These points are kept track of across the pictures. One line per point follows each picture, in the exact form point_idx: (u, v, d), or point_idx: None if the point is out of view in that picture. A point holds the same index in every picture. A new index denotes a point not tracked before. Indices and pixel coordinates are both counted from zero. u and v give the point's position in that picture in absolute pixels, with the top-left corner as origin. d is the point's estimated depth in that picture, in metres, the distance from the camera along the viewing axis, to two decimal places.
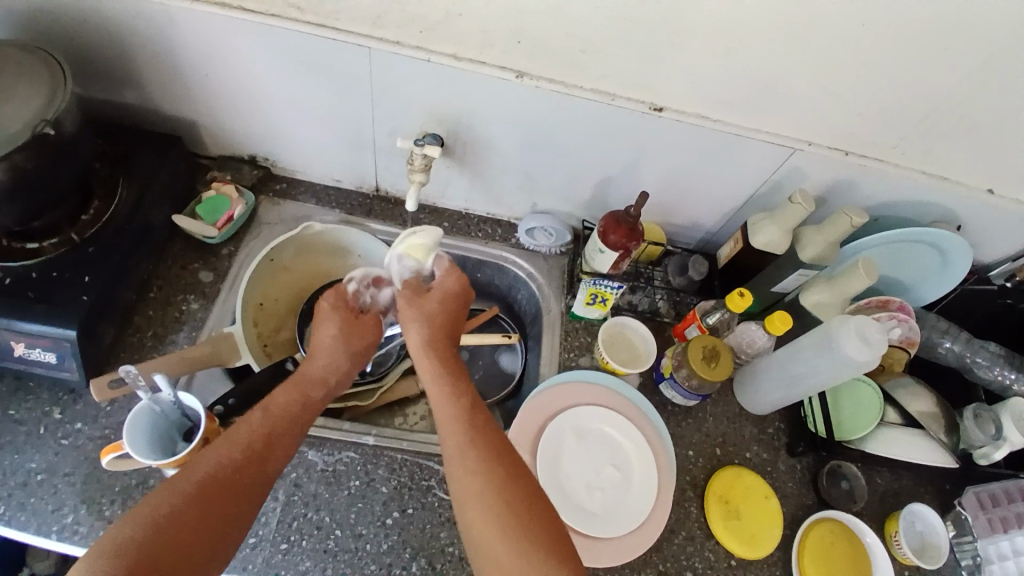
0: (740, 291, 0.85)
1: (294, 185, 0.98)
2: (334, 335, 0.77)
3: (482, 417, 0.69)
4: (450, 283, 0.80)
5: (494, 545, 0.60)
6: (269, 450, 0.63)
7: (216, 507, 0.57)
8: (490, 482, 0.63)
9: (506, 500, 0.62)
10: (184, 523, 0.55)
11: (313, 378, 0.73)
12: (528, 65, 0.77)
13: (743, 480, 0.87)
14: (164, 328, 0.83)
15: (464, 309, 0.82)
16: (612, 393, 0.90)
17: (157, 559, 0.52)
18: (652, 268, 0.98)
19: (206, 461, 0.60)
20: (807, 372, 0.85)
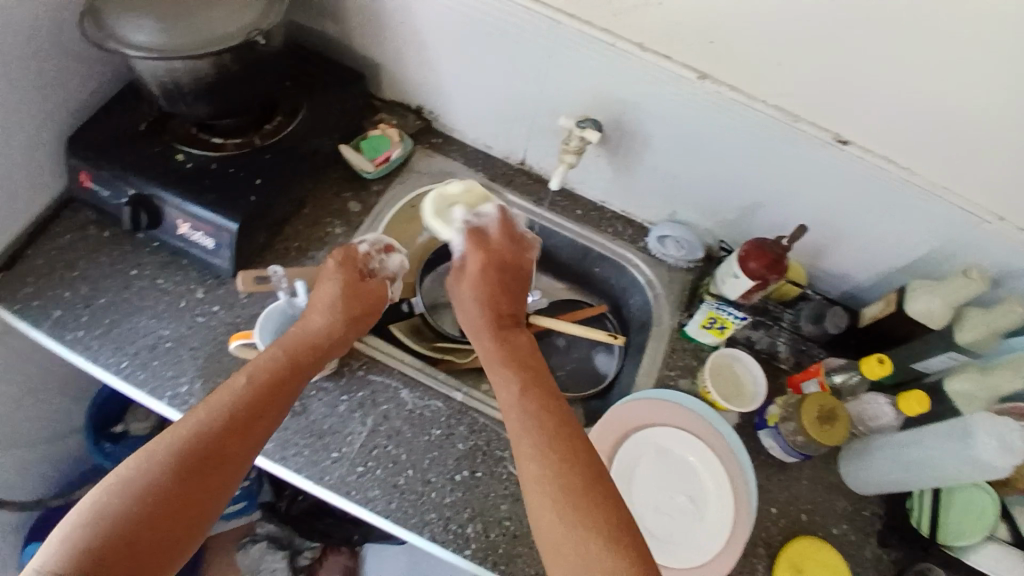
0: (881, 357, 0.79)
1: (448, 142, 1.02)
2: (328, 297, 0.75)
3: (546, 411, 0.67)
4: (475, 264, 0.80)
5: (569, 554, 0.59)
6: (251, 425, 0.63)
7: (196, 482, 0.59)
8: (561, 486, 0.62)
9: (576, 506, 0.60)
10: (163, 493, 0.57)
11: (300, 342, 0.71)
12: (713, 68, 0.75)
13: (823, 555, 0.80)
14: (307, 244, 0.90)
15: (510, 281, 0.82)
16: (706, 424, 0.85)
17: (131, 535, 0.54)
18: (782, 308, 0.91)
19: (183, 431, 0.61)
20: (920, 462, 0.76)
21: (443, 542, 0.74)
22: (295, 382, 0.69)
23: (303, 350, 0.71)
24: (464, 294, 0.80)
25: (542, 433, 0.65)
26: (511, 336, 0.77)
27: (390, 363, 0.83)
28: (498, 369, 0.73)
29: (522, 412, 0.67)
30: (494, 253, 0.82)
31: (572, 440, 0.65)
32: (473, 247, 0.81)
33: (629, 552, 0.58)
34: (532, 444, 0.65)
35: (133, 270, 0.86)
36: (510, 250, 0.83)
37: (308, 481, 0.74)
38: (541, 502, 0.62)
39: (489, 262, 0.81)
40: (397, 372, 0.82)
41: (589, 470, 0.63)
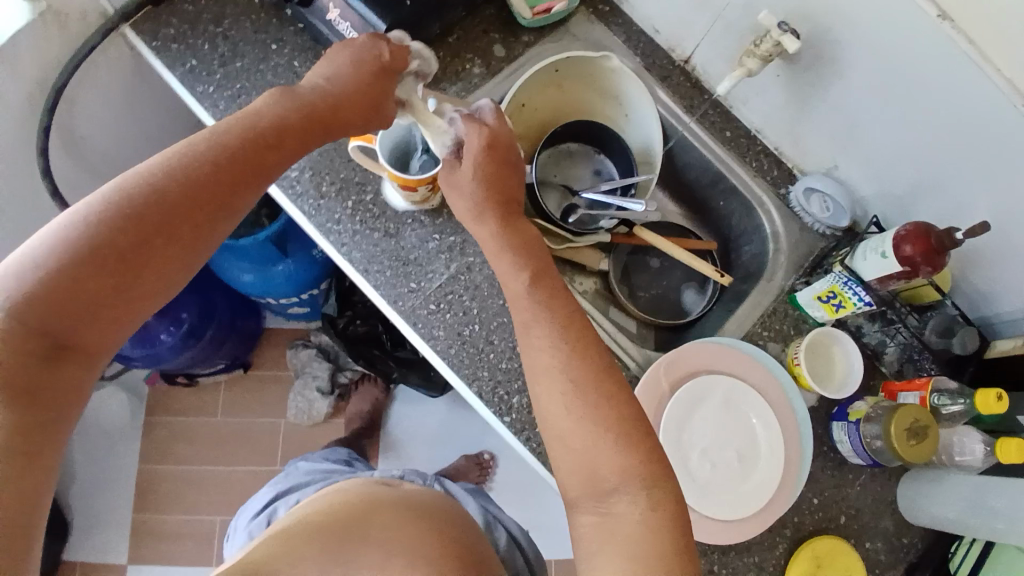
0: (1000, 394, 0.71)
1: (615, 13, 0.92)
2: (337, 70, 0.65)
3: (555, 299, 0.65)
4: (477, 142, 0.68)
5: (581, 447, 0.58)
6: (243, 166, 0.58)
7: (187, 204, 0.54)
8: (568, 377, 0.60)
9: (581, 399, 0.59)
10: (160, 207, 0.52)
11: (305, 107, 0.63)
12: (960, 6, 0.61)
13: (851, 560, 0.77)
14: (443, 73, 0.85)
15: (513, 170, 0.71)
16: (781, 394, 0.80)
17: (153, 193, 0.52)
18: (908, 310, 0.82)
19: (179, 166, 0.55)
20: (1001, 511, 0.72)
21: (487, 400, 0.75)
22: (303, 141, 0.62)
23: (313, 113, 0.63)
24: (460, 180, 0.69)
25: (552, 320, 0.63)
26: (512, 224, 0.69)
27: None
28: (501, 258, 0.68)
29: (532, 302, 0.64)
30: (490, 136, 0.68)
31: (578, 322, 0.63)
32: (473, 128, 0.68)
33: (642, 452, 0.58)
34: (540, 335, 0.63)
35: (271, 44, 0.83)
36: (506, 129, 0.70)
37: (382, 300, 0.75)
38: (552, 404, 0.60)
39: (485, 146, 0.68)
40: None
41: (599, 362, 0.61)
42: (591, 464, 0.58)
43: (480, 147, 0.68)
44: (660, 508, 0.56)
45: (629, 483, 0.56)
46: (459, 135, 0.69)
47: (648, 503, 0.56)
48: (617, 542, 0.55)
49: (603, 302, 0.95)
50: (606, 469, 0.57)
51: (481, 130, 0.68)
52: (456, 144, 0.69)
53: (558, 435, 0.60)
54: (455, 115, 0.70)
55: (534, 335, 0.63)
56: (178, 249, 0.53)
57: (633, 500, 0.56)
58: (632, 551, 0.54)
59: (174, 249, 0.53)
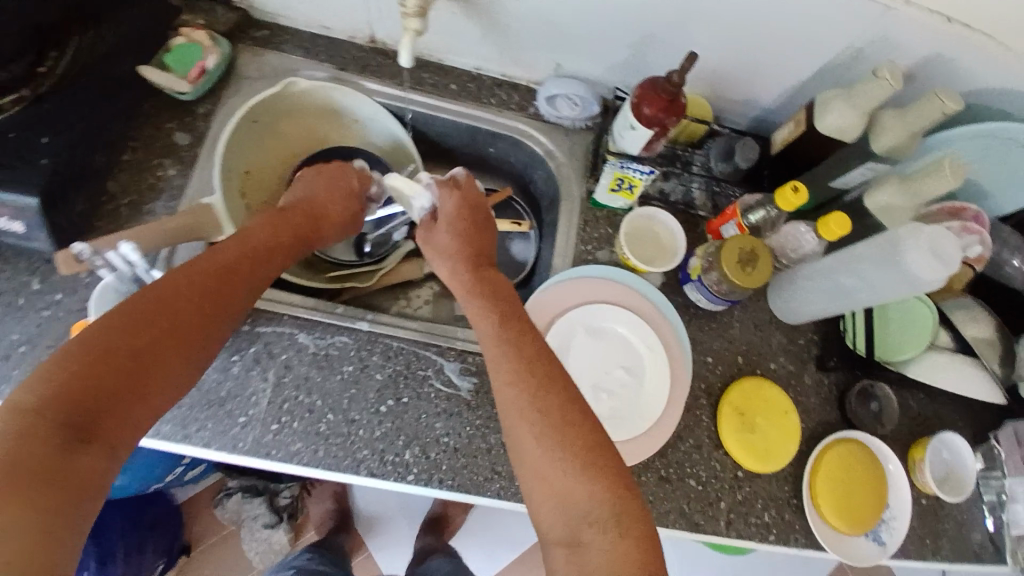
0: (794, 184, 0.71)
1: (278, 32, 0.83)
2: (325, 184, 0.74)
3: (524, 337, 0.62)
4: (451, 203, 0.71)
5: (547, 478, 0.54)
6: (241, 271, 0.60)
7: (193, 305, 0.54)
8: (540, 410, 0.56)
9: (554, 428, 0.56)
10: (173, 308, 0.53)
11: (299, 215, 0.69)
12: None
13: (763, 392, 0.81)
14: (141, 196, 0.75)
15: (484, 228, 0.73)
16: (631, 292, 0.81)
17: (162, 298, 0.53)
18: (691, 151, 0.83)
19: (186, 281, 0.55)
20: (855, 286, 0.73)
21: (382, 475, 0.71)
22: (288, 251, 0.66)
23: (301, 223, 0.69)
24: (438, 239, 0.71)
25: (517, 357, 0.60)
26: (475, 271, 0.68)
27: (278, 308, 0.74)
28: (471, 303, 0.66)
29: (501, 342, 0.61)
30: (461, 201, 0.72)
31: (543, 361, 0.60)
32: (446, 193, 0.72)
33: (597, 465, 0.54)
34: (507, 370, 0.59)
35: None
36: (475, 191, 0.74)
37: (221, 453, 0.68)
38: (527, 442, 0.56)
39: (460, 211, 0.71)
40: (288, 317, 0.74)
41: (567, 394, 0.58)
42: (564, 496, 0.53)
43: (455, 207, 0.72)
44: (629, 534, 0.51)
45: (602, 510, 0.52)
46: (433, 202, 0.73)
47: (619, 529, 0.51)
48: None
49: (448, 301, 0.91)
50: (580, 500, 0.52)
51: (456, 193, 0.72)
52: (431, 209, 0.73)
53: (533, 475, 0.55)
54: (429, 180, 0.74)
55: (506, 373, 0.59)
56: (182, 365, 0.53)
57: (594, 528, 0.51)
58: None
59: (184, 347, 0.53)
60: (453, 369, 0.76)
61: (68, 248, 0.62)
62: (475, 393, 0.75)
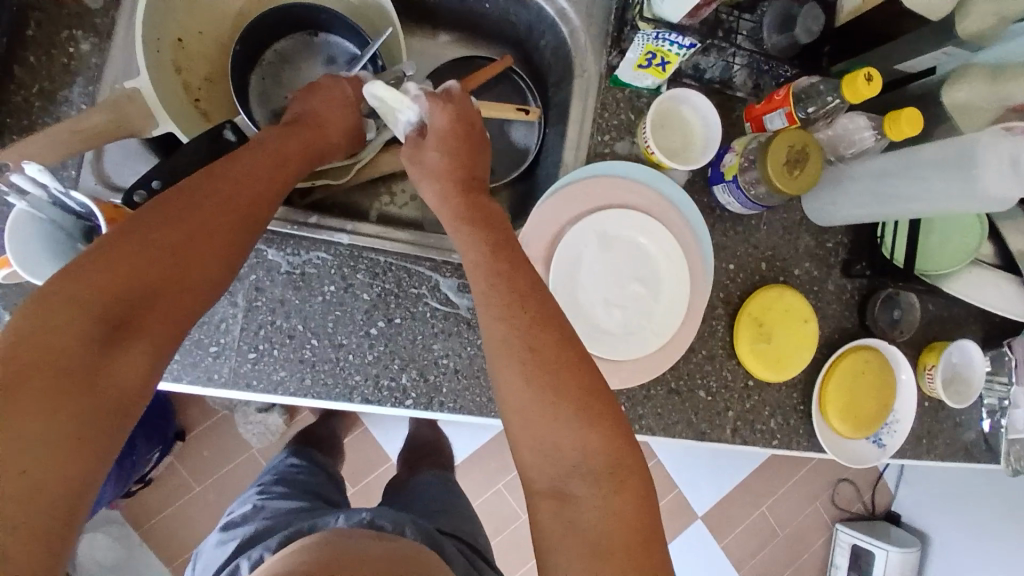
0: (869, 72, 0.58)
1: None
2: (329, 99, 0.61)
3: (519, 271, 0.52)
4: (441, 120, 0.57)
5: (535, 426, 0.47)
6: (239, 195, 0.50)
7: (184, 241, 0.46)
8: (530, 348, 0.48)
9: (545, 375, 0.47)
10: (161, 247, 0.45)
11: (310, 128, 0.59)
12: None
13: (783, 301, 0.75)
14: (52, 82, 0.58)
15: (481, 146, 0.59)
16: (652, 194, 0.70)
17: (148, 235, 0.45)
18: (737, 15, 0.67)
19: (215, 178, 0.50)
20: (908, 195, 0.64)
21: (378, 401, 0.66)
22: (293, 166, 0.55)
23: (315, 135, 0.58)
24: (425, 160, 0.58)
25: (507, 289, 0.50)
26: (469, 196, 0.57)
27: None
28: (460, 231, 0.54)
29: (491, 271, 0.51)
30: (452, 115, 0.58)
31: (537, 295, 0.51)
32: (436, 106, 0.57)
33: (596, 417, 0.47)
34: (497, 303, 0.49)
35: None
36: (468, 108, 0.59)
37: (195, 387, 0.61)
38: (512, 389, 0.47)
39: (450, 129, 0.57)
40: None
41: (563, 335, 0.49)
42: (555, 446, 0.46)
43: (446, 125, 0.57)
44: (625, 489, 0.45)
45: (594, 467, 0.46)
46: (423, 117, 0.58)
47: (614, 485, 0.45)
48: (577, 537, 0.44)
49: None
50: (571, 452, 0.46)
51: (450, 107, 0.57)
52: (421, 125, 0.59)
53: (515, 425, 0.48)
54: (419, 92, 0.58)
55: (494, 305, 0.50)
56: (211, 269, 0.47)
57: (590, 486, 0.45)
58: (597, 544, 0.43)
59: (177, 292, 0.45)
60: (450, 286, 0.67)
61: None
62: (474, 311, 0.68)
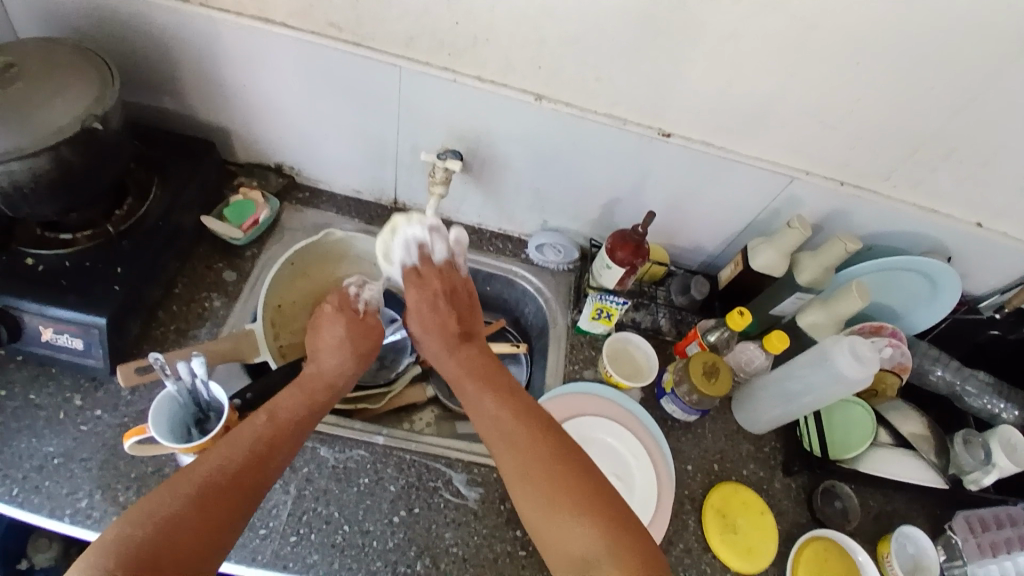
0: (740, 310, 0.87)
1: (316, 194, 1.01)
2: (334, 344, 0.77)
3: (514, 403, 0.70)
4: (416, 296, 0.80)
5: (550, 529, 0.61)
6: (238, 483, 0.60)
7: (187, 533, 0.55)
8: (528, 477, 0.63)
9: (546, 485, 0.63)
10: (167, 542, 0.54)
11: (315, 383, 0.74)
12: (547, 89, 0.82)
13: (739, 495, 0.89)
14: (186, 323, 0.85)
15: (471, 303, 0.83)
16: (617, 406, 0.92)
17: (158, 541, 0.54)
18: (655, 287, 1.03)
19: (200, 473, 0.60)
20: (802, 390, 0.86)
21: None
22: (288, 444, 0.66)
23: (321, 390, 0.73)
24: (415, 315, 0.80)
25: (509, 426, 0.67)
26: (459, 354, 0.77)
27: None
28: (461, 377, 0.75)
29: (494, 416, 0.69)
30: (425, 285, 0.82)
31: (534, 424, 0.68)
32: (411, 279, 0.82)
33: (593, 508, 0.61)
34: (500, 440, 0.67)
35: None
36: (451, 270, 0.83)
37: (240, 565, 0.71)
38: (527, 503, 0.63)
39: (428, 293, 0.81)
40: (311, 432, 0.81)
41: (555, 447, 0.65)
42: (566, 544, 0.60)
43: (425, 288, 0.81)
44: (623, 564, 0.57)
45: (596, 545, 0.59)
46: (413, 259, 0.84)
47: (615, 552, 0.58)
48: None
49: (449, 423, 0.99)
50: (578, 544, 0.59)
51: (428, 266, 0.83)
52: (411, 266, 0.83)
53: (539, 526, 0.62)
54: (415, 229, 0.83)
55: (496, 436, 0.67)
56: (199, 551, 0.56)
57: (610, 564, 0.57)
58: None
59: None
60: (461, 480, 0.82)
61: (148, 355, 0.66)
62: (482, 503, 0.80)
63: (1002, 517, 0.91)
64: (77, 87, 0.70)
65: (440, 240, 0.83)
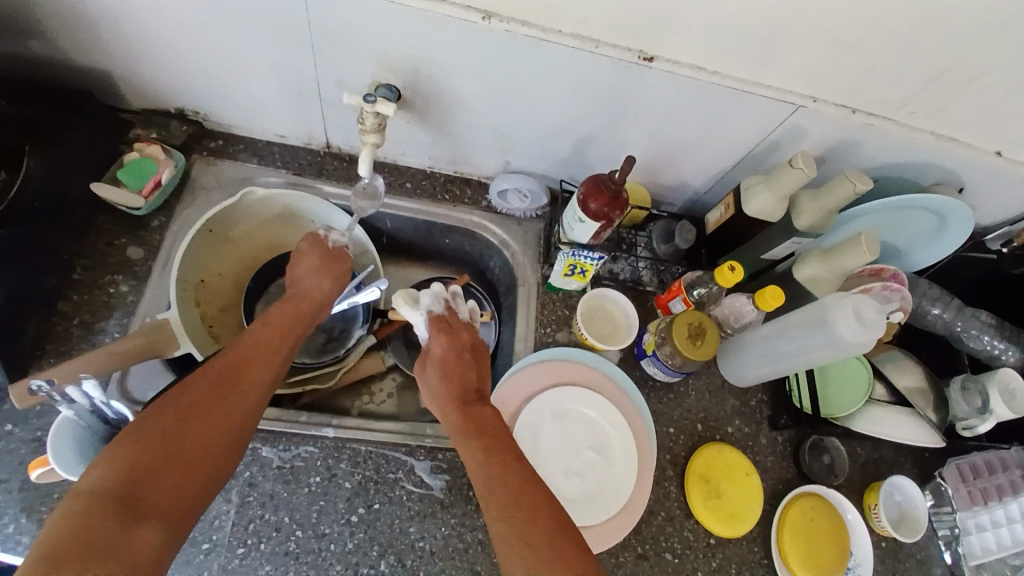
0: (731, 264, 0.77)
1: (232, 142, 0.85)
2: (313, 269, 0.72)
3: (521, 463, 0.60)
4: (441, 346, 0.69)
5: None
6: (224, 410, 0.54)
7: (174, 463, 0.49)
8: (528, 541, 0.54)
9: (551, 544, 0.54)
10: (150, 475, 0.48)
11: (302, 301, 0.68)
12: (496, 6, 0.64)
13: (724, 457, 0.84)
14: (92, 315, 0.72)
15: (475, 353, 0.71)
16: (593, 371, 0.84)
17: (140, 474, 0.47)
18: (634, 233, 0.91)
19: (192, 393, 0.53)
20: (795, 350, 0.78)
21: None
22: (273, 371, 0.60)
23: (308, 306, 0.68)
24: (428, 375, 0.69)
25: (518, 485, 0.58)
26: (469, 406, 0.65)
27: None
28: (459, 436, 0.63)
29: (501, 473, 0.59)
30: (453, 335, 0.71)
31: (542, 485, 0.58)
32: (435, 335, 0.70)
33: None
34: (501, 500, 0.57)
35: None
36: (474, 329, 0.73)
37: None
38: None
39: (458, 344, 0.70)
40: None
41: (563, 515, 0.56)
42: None
43: (453, 339, 0.70)
44: None
45: None
46: (436, 310, 0.72)
47: None
48: None
49: (411, 394, 0.91)
50: None
51: (455, 320, 0.72)
52: (438, 318, 0.72)
53: None
54: (438, 290, 0.74)
55: (500, 486, 0.58)
56: (186, 486, 0.49)
57: None
58: None
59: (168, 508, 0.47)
60: (424, 469, 0.75)
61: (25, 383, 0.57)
62: (449, 491, 0.74)
63: (994, 462, 0.88)
64: None
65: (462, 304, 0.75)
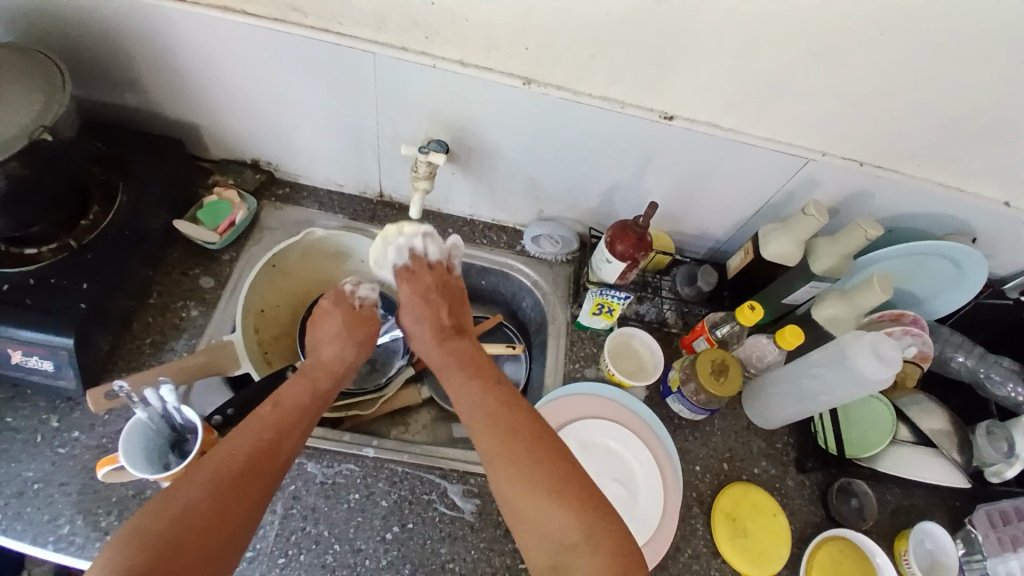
0: (752, 304, 0.82)
1: (297, 190, 0.96)
2: (334, 335, 0.76)
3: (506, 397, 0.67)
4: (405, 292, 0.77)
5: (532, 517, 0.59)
6: (228, 492, 0.56)
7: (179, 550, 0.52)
8: (515, 465, 0.61)
9: (537, 479, 0.60)
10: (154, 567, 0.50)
11: (319, 372, 0.72)
12: (535, 72, 0.74)
13: (751, 496, 0.85)
14: (163, 335, 0.81)
15: (452, 301, 0.78)
16: (619, 406, 0.88)
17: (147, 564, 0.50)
18: (659, 277, 0.97)
19: (194, 481, 0.56)
20: (818, 389, 0.81)
21: None
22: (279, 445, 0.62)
23: (324, 378, 0.72)
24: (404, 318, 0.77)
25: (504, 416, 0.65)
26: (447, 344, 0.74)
27: None
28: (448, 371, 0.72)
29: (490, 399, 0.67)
30: (416, 280, 0.78)
31: (530, 417, 0.65)
32: (405, 281, 0.78)
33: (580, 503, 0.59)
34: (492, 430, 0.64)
35: None
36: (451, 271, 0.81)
37: None
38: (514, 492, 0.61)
39: (421, 289, 0.77)
40: None
41: (551, 451, 0.62)
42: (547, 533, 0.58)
43: (416, 283, 0.78)
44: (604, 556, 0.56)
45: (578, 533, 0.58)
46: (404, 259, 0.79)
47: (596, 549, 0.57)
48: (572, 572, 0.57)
49: (444, 425, 0.96)
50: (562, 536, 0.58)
51: (421, 265, 0.79)
52: (404, 266, 0.79)
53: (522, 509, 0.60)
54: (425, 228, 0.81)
55: (490, 420, 0.65)
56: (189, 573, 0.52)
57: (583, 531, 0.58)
58: None
59: None
60: (457, 492, 0.78)
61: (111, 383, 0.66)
62: (479, 515, 0.77)
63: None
64: (20, 92, 0.63)
65: (435, 245, 0.80)
